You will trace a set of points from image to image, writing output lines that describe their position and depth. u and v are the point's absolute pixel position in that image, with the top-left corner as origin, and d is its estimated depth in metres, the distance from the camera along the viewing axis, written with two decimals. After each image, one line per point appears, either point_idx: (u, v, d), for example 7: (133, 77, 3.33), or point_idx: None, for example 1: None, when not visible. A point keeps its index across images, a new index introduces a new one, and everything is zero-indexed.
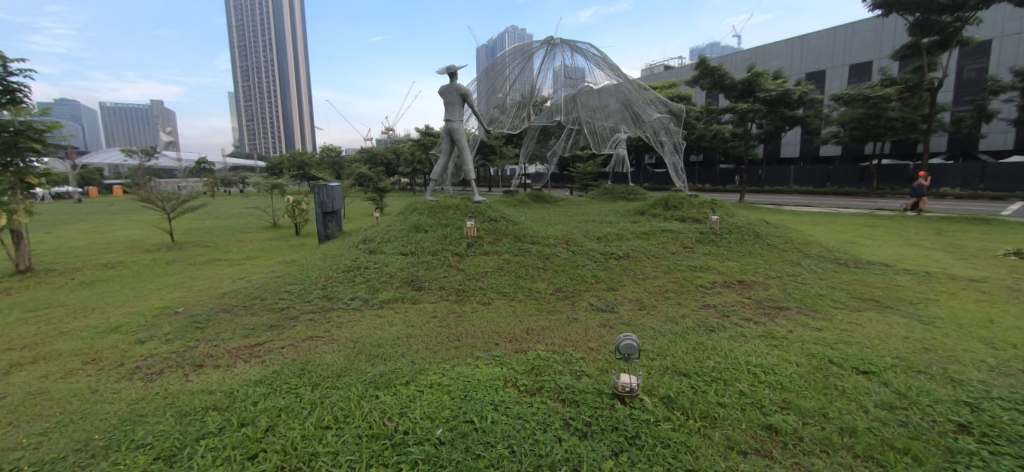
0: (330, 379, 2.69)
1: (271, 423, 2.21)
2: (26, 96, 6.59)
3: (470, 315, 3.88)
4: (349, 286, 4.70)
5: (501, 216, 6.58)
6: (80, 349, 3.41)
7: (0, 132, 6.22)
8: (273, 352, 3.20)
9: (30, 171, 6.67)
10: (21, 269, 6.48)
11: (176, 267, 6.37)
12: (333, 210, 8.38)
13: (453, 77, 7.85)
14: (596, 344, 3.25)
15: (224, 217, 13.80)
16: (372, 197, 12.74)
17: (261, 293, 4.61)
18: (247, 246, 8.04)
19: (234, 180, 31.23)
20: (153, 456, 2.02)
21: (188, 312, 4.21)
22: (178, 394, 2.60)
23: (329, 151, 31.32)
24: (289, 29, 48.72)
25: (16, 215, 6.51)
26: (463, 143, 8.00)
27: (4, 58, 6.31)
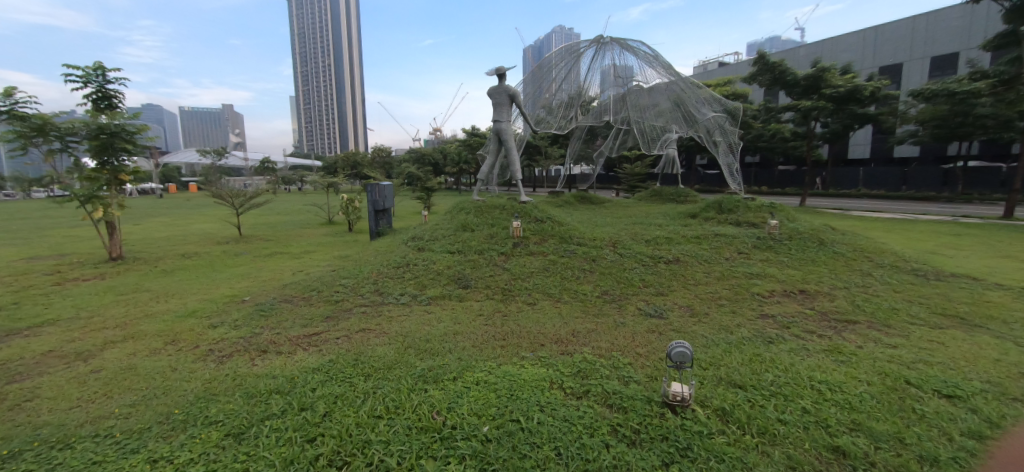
0: (382, 370, 2.79)
1: (329, 409, 2.33)
2: (120, 102, 7.35)
3: (516, 315, 3.90)
4: (399, 282, 4.87)
5: (548, 217, 6.56)
6: (162, 331, 3.75)
7: (100, 134, 7.01)
8: (329, 341, 3.37)
9: (123, 169, 7.47)
10: (114, 257, 7.20)
11: (243, 259, 6.87)
12: (385, 208, 8.71)
13: (502, 78, 7.91)
14: (645, 350, 3.16)
15: (285, 213, 14.74)
16: (421, 197, 13.11)
17: (318, 286, 4.88)
18: (306, 241, 8.52)
19: (294, 179, 33.27)
20: (224, 432, 2.18)
21: (254, 301, 4.53)
22: (245, 377, 2.79)
23: (380, 151, 32.57)
24: (347, 36, 51.25)
25: (111, 209, 7.32)
26: (511, 144, 8.05)
27: (104, 67, 7.07)
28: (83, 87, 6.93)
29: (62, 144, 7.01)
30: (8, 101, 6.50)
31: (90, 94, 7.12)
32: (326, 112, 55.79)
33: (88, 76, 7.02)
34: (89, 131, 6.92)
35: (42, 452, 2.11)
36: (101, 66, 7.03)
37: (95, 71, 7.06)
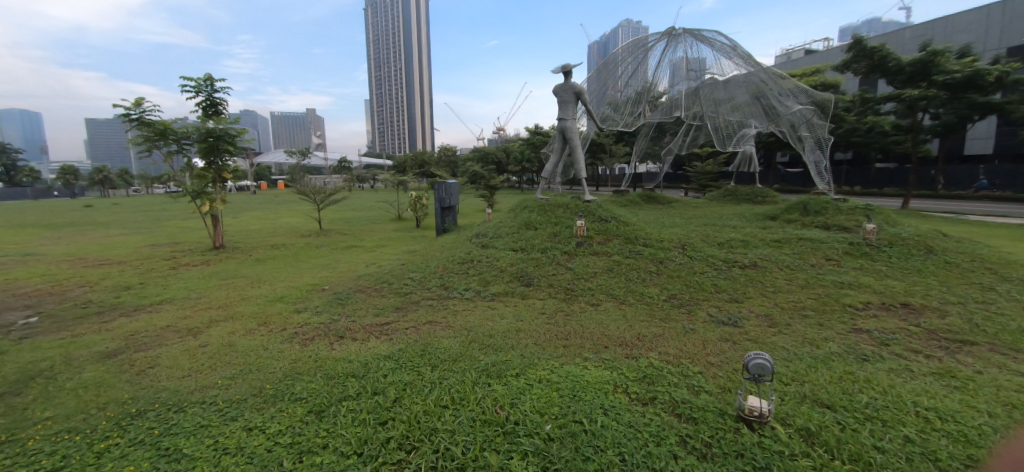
0: (447, 362, 2.89)
1: (398, 395, 2.46)
2: (224, 108, 8.27)
3: (579, 315, 3.85)
4: (464, 277, 5.01)
5: (613, 216, 6.41)
6: (256, 313, 4.18)
7: (208, 137, 7.94)
8: (399, 331, 3.56)
9: (225, 169, 8.41)
10: (217, 246, 8.10)
11: (323, 251, 7.44)
12: (450, 205, 9.00)
13: (568, 75, 7.83)
14: (717, 359, 2.97)
15: (359, 209, 15.77)
16: (484, 195, 13.40)
17: (389, 278, 5.16)
18: (378, 235, 9.05)
19: (368, 177, 35.47)
20: (308, 409, 2.37)
21: (332, 290, 4.89)
22: (324, 360, 3.02)
23: (446, 150, 33.74)
24: (417, 41, 53.58)
25: (215, 203, 8.25)
26: (575, 142, 7.96)
27: (212, 78, 7.99)
28: (195, 96, 7.89)
29: (178, 147, 8.03)
30: (138, 109, 7.57)
31: (201, 102, 8.09)
32: (397, 114, 58.80)
33: (200, 86, 7.99)
34: (199, 135, 7.87)
35: (163, 412, 2.43)
36: (209, 77, 7.95)
37: (205, 82, 8.00)
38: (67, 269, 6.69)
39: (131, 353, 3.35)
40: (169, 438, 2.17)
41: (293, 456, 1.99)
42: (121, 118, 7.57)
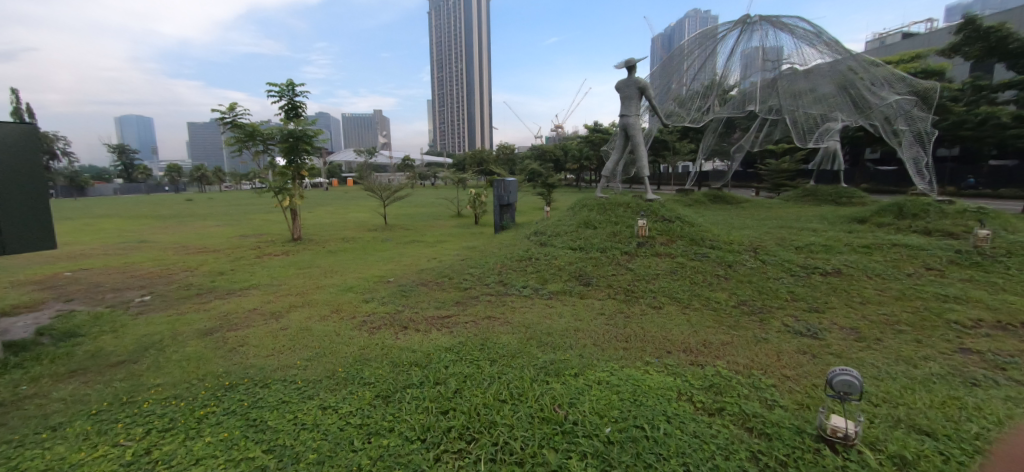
0: (507, 357, 2.93)
1: (459, 387, 2.54)
2: (303, 111, 8.95)
3: (639, 318, 3.74)
4: (522, 274, 5.05)
5: (677, 216, 6.15)
6: (330, 301, 4.50)
7: (289, 138, 8.64)
8: (460, 325, 3.66)
9: (303, 167, 9.10)
10: (295, 238, 8.79)
11: (389, 244, 7.83)
12: (509, 203, 9.09)
13: (632, 70, 7.60)
14: (793, 373, 2.75)
15: (421, 205, 16.42)
16: (542, 193, 13.41)
17: (450, 273, 5.33)
18: (439, 231, 9.36)
19: (429, 175, 36.80)
20: (376, 393, 2.51)
21: (397, 282, 5.14)
22: (390, 348, 3.18)
23: (504, 148, 34.12)
24: (477, 41, 54.64)
25: (294, 198, 8.97)
26: (638, 139, 7.71)
27: (294, 83, 8.68)
28: (279, 100, 8.61)
29: (264, 147, 8.82)
30: (232, 113, 8.40)
31: (284, 106, 8.83)
32: (457, 113, 60.40)
33: (283, 91, 8.72)
34: (282, 136, 8.58)
35: (251, 387, 2.69)
36: (291, 83, 8.64)
37: (288, 87, 8.70)
38: (174, 255, 7.59)
39: (225, 332, 3.75)
40: (256, 410, 2.39)
41: (362, 436, 2.11)
42: (218, 121, 8.45)
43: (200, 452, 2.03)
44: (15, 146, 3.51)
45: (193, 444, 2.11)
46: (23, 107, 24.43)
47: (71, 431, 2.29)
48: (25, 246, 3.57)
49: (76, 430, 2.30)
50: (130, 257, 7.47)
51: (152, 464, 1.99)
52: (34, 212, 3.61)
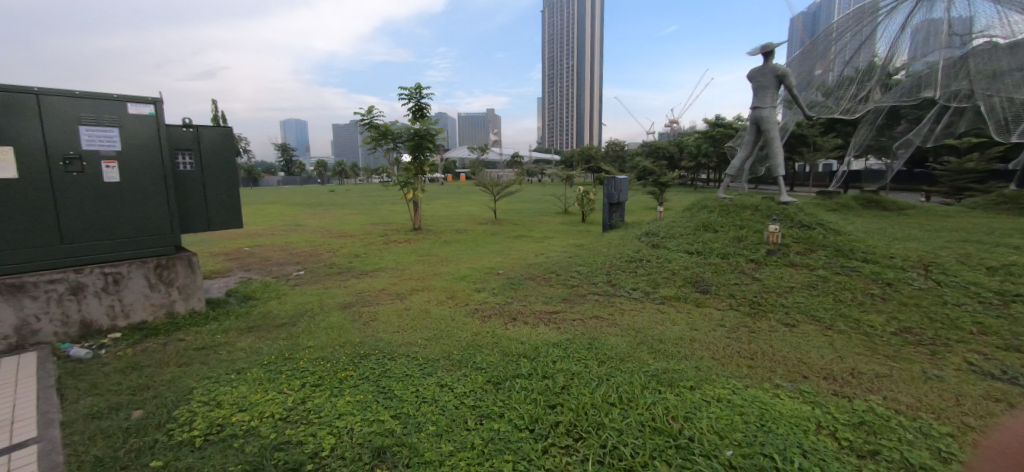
0: (615, 360, 2.85)
1: (567, 383, 2.54)
2: (428, 112, 9.75)
3: (767, 334, 3.34)
4: (631, 276, 4.87)
5: (818, 222, 5.36)
6: (446, 287, 4.85)
7: (415, 136, 9.49)
8: (566, 322, 3.66)
9: (426, 163, 9.93)
10: (416, 228, 9.63)
11: (498, 238, 8.17)
12: (619, 201, 8.81)
13: (768, 56, 6.79)
14: (981, 424, 2.20)
15: (529, 201, 16.80)
16: (654, 193, 12.73)
17: (557, 269, 5.37)
18: (545, 227, 9.47)
19: (536, 172, 37.43)
20: (487, 379, 2.63)
21: (505, 274, 5.33)
22: (500, 338, 3.32)
23: (614, 145, 33.09)
24: (590, 36, 53.83)
25: (417, 192, 9.84)
26: (773, 134, 6.87)
27: (421, 86, 9.49)
28: (408, 102, 9.50)
29: (394, 145, 9.82)
30: (369, 115, 9.51)
31: (412, 107, 9.71)
32: (566, 110, 60.32)
33: (412, 94, 9.60)
34: (409, 135, 9.46)
35: (381, 357, 3.03)
36: (419, 86, 9.46)
37: (416, 90, 9.56)
38: (322, 237, 8.90)
39: (360, 307, 4.29)
40: (385, 379, 2.69)
41: (475, 417, 2.24)
42: (359, 122, 9.64)
43: (342, 408, 2.36)
44: (219, 143, 4.43)
45: (337, 400, 2.45)
46: (223, 113, 30.72)
47: (250, 375, 2.84)
48: (222, 223, 4.49)
49: (253, 374, 2.84)
50: (290, 237, 8.95)
51: (307, 412, 2.36)
52: (228, 197, 4.51)
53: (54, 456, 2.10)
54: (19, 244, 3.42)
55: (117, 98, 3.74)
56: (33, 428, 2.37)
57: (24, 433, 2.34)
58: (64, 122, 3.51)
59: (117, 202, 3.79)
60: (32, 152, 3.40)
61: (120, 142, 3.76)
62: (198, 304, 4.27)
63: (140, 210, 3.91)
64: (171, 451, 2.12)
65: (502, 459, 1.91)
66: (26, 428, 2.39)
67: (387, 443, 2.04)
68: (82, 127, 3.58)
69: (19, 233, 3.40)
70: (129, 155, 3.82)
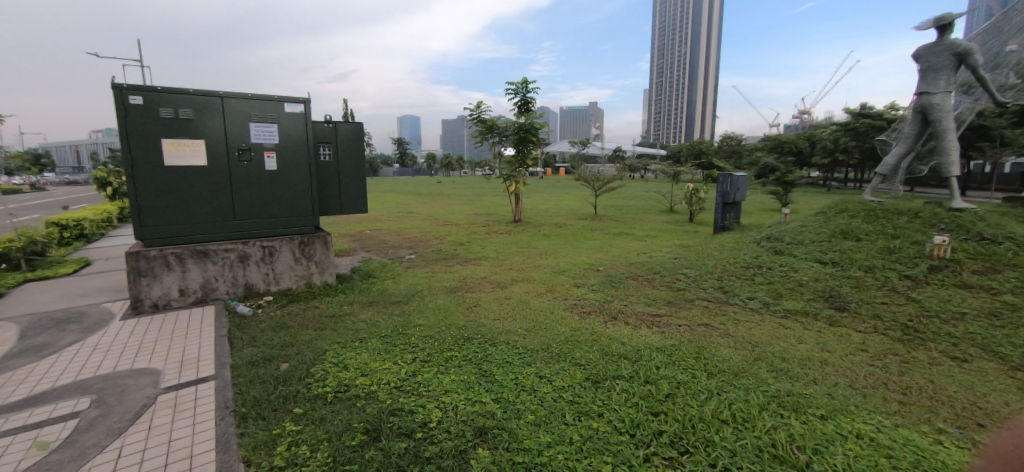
0: (728, 374, 2.61)
1: (672, 392, 2.39)
2: (532, 106, 9.88)
3: (927, 367, 2.76)
4: (748, 284, 4.41)
5: (1006, 236, 4.30)
6: (544, 280, 4.90)
7: (520, 130, 9.68)
8: (671, 326, 3.45)
9: (528, 156, 10.09)
10: (516, 220, 9.84)
11: (597, 234, 8.00)
12: (735, 201, 8.02)
13: (943, 31, 5.58)
14: None
15: (631, 198, 16.16)
16: (778, 193, 11.35)
17: (661, 270, 5.09)
18: (648, 225, 9.03)
19: (639, 167, 35.81)
20: (586, 376, 2.60)
21: (605, 272, 5.20)
22: (600, 335, 3.25)
23: (729, 138, 30.21)
24: (708, 20, 49.56)
25: (518, 184, 10.05)
26: (946, 124, 5.65)
27: (527, 81, 9.64)
28: (514, 97, 9.72)
29: (500, 139, 10.14)
30: (478, 111, 9.94)
31: (518, 102, 9.93)
32: (676, 101, 56.58)
33: (518, 89, 9.79)
34: (514, 129, 9.69)
35: (483, 342, 3.17)
36: (525, 81, 9.62)
37: (522, 85, 9.73)
38: (430, 225, 9.58)
39: (464, 292, 4.53)
40: (487, 363, 2.80)
41: (573, 412, 2.22)
42: (468, 117, 10.14)
43: (448, 385, 2.51)
44: (351, 136, 4.97)
45: (443, 378, 2.62)
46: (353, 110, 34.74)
47: (370, 345, 3.17)
48: (351, 208, 5.05)
49: (373, 344, 3.17)
50: (404, 224, 9.80)
51: (417, 384, 2.56)
52: (356, 186, 5.06)
53: (225, 393, 2.59)
54: (206, 219, 4.25)
55: (276, 99, 4.40)
56: (212, 368, 2.96)
57: (206, 371, 2.93)
58: (238, 120, 4.25)
59: (272, 186, 4.49)
60: (217, 145, 4.18)
61: (277, 136, 4.44)
62: (331, 277, 4.89)
63: (290, 195, 4.59)
64: (309, 402, 2.47)
65: (600, 460, 1.86)
66: (207, 367, 2.98)
67: (488, 425, 2.12)
68: (251, 124, 4.30)
69: (205, 210, 4.23)
70: (283, 147, 4.49)
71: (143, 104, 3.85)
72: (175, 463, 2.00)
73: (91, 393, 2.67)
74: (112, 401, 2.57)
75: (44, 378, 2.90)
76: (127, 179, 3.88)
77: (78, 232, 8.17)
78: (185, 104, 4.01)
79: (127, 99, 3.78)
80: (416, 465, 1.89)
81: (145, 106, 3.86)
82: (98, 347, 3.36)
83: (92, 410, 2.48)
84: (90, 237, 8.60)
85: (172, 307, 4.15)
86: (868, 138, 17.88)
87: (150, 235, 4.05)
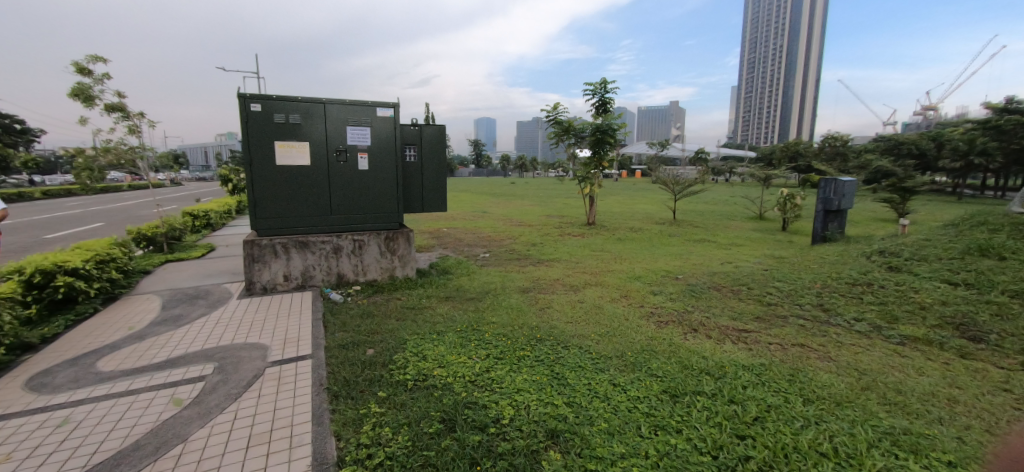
0: (829, 402, 2.34)
1: (761, 415, 2.20)
2: (610, 106, 9.65)
3: None
4: (854, 303, 3.92)
5: None
6: (619, 285, 4.77)
7: (597, 131, 9.51)
8: (760, 343, 3.18)
9: (604, 158, 9.87)
10: (590, 222, 9.68)
11: (676, 240, 7.60)
12: (839, 209, 7.17)
13: None
14: None
15: (714, 203, 15.13)
16: (894, 201, 9.94)
17: (749, 282, 4.70)
18: (734, 233, 8.40)
19: (723, 170, 33.44)
20: (663, 388, 2.48)
21: (685, 280, 4.93)
22: (679, 347, 3.08)
23: (832, 138, 27.03)
24: (811, 7, 44.86)
25: (593, 187, 9.86)
26: None
27: (606, 81, 9.43)
28: (593, 97, 9.55)
29: (576, 140, 10.03)
30: (554, 112, 9.93)
31: (596, 102, 9.76)
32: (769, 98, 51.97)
33: (597, 89, 9.62)
34: (591, 130, 9.55)
35: (555, 344, 3.16)
36: (604, 81, 9.42)
37: (601, 85, 9.55)
38: (504, 225, 9.76)
39: (536, 293, 4.56)
40: (560, 366, 2.79)
41: (650, 426, 2.13)
42: (544, 119, 10.18)
43: (520, 384, 2.54)
44: (435, 138, 5.22)
45: (515, 376, 2.66)
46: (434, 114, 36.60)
47: (447, 338, 3.31)
48: (432, 206, 5.30)
49: (450, 338, 3.31)
50: (478, 223, 10.10)
51: (491, 380, 2.63)
52: (437, 185, 5.30)
53: (320, 372, 2.85)
54: (307, 214, 4.73)
55: (370, 104, 4.76)
56: (309, 347, 3.28)
57: (304, 350, 3.26)
58: (337, 124, 4.66)
59: (364, 185, 4.87)
60: (319, 147, 4.63)
61: (370, 138, 4.80)
62: (411, 271, 5.18)
63: (379, 193, 4.95)
64: (392, 386, 2.64)
65: None
66: (305, 346, 3.32)
67: (560, 428, 2.11)
68: (347, 127, 4.70)
69: (307, 205, 4.70)
70: (375, 149, 4.85)
71: (261, 111, 4.37)
72: (279, 430, 2.25)
73: (214, 361, 3.10)
74: (230, 369, 2.95)
75: (180, 344, 3.41)
76: (246, 176, 4.43)
77: (206, 222, 9.51)
78: (294, 110, 4.48)
79: (248, 107, 4.32)
80: (489, 459, 1.93)
81: (262, 112, 4.38)
82: (220, 321, 3.89)
83: (215, 375, 2.87)
84: (214, 226, 9.97)
85: (277, 290, 4.67)
86: (1018, 138, 15.01)
87: (262, 226, 4.59)
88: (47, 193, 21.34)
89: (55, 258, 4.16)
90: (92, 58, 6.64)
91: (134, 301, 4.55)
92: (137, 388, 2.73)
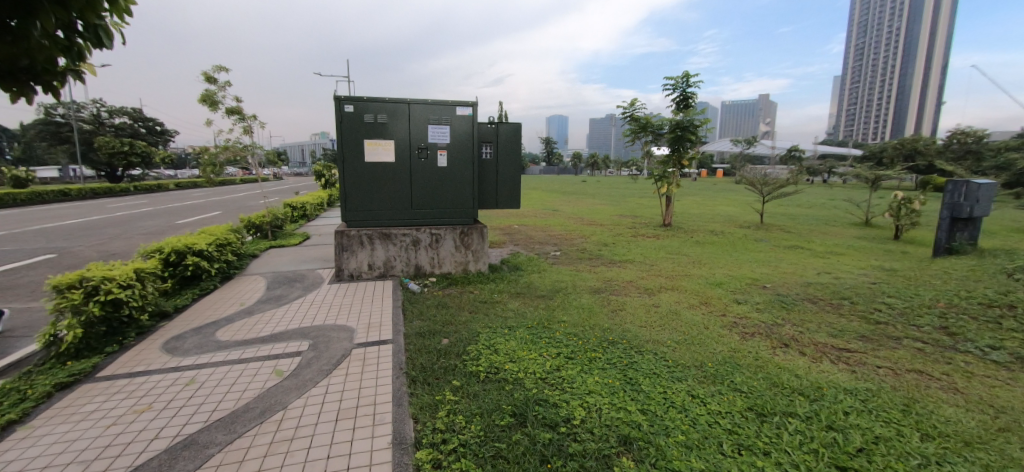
0: (955, 441, 2.02)
1: (868, 446, 1.96)
2: (692, 101, 9.11)
3: None
4: (989, 328, 3.33)
5: None
6: (698, 291, 4.51)
7: (676, 128, 9.03)
8: (866, 366, 2.83)
9: (684, 156, 9.35)
10: (664, 223, 9.24)
11: (762, 245, 7.01)
12: (971, 216, 6.16)
13: None
14: None
15: (808, 206, 13.67)
16: None
17: (852, 296, 4.20)
18: (834, 240, 7.54)
19: (820, 170, 30.12)
20: (749, 405, 2.30)
21: (774, 289, 4.53)
22: (766, 362, 2.84)
23: (962, 134, 23.15)
24: None
25: (670, 186, 9.38)
26: None
27: (688, 75, 8.91)
28: (672, 92, 9.09)
29: (653, 137, 9.62)
30: (631, 108, 9.59)
31: (676, 98, 9.27)
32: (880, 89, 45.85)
33: (678, 84, 9.14)
34: (670, 127, 9.09)
35: (628, 348, 3.07)
36: (686, 75, 8.91)
37: (682, 79, 9.05)
38: (574, 223, 9.66)
39: (608, 294, 4.47)
40: (633, 371, 2.70)
41: (733, 444, 1.99)
42: (620, 115, 9.86)
43: (592, 386, 2.50)
44: (510, 136, 5.29)
45: (587, 377, 2.62)
46: None
47: (518, 334, 3.35)
48: (505, 202, 5.39)
49: (521, 333, 3.35)
50: (548, 220, 10.09)
51: (561, 379, 2.62)
52: (510, 182, 5.39)
53: (400, 357, 3.03)
54: (390, 207, 5.05)
55: (450, 103, 4.95)
56: (390, 333, 3.51)
57: (386, 335, 3.49)
58: (419, 123, 4.91)
59: (442, 181, 5.09)
60: (402, 144, 4.91)
61: (449, 136, 5.00)
62: (484, 266, 5.31)
63: (456, 189, 5.14)
64: (465, 377, 2.73)
65: None
66: (386, 331, 3.55)
67: (633, 435, 2.05)
68: (428, 126, 4.93)
69: (391, 199, 5.02)
70: (453, 146, 5.04)
71: (353, 112, 4.72)
72: (363, 407, 2.44)
73: (309, 338, 3.43)
74: (323, 347, 3.24)
75: (281, 322, 3.82)
76: (339, 172, 4.83)
77: (303, 213, 10.53)
78: (381, 111, 4.79)
79: (343, 108, 4.70)
80: (560, 458, 1.93)
81: (354, 113, 4.73)
82: (313, 303, 4.29)
83: (309, 352, 3.18)
84: (310, 216, 11.01)
85: (362, 278, 5.03)
86: None
87: (351, 218, 4.99)
88: (178, 186, 24.90)
89: (186, 240, 4.86)
90: (216, 69, 7.65)
91: (244, 281, 5.17)
92: (246, 358, 3.10)
